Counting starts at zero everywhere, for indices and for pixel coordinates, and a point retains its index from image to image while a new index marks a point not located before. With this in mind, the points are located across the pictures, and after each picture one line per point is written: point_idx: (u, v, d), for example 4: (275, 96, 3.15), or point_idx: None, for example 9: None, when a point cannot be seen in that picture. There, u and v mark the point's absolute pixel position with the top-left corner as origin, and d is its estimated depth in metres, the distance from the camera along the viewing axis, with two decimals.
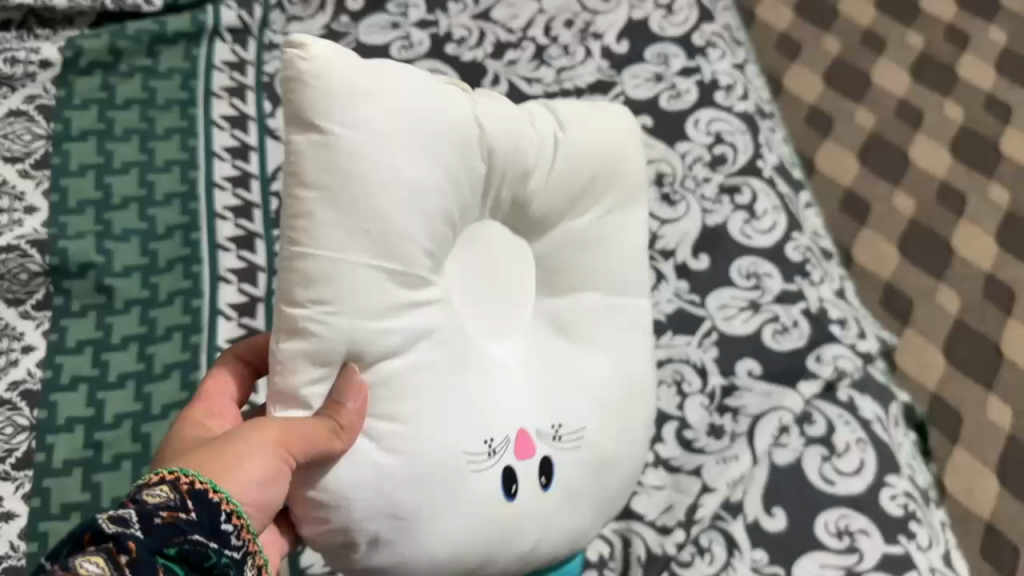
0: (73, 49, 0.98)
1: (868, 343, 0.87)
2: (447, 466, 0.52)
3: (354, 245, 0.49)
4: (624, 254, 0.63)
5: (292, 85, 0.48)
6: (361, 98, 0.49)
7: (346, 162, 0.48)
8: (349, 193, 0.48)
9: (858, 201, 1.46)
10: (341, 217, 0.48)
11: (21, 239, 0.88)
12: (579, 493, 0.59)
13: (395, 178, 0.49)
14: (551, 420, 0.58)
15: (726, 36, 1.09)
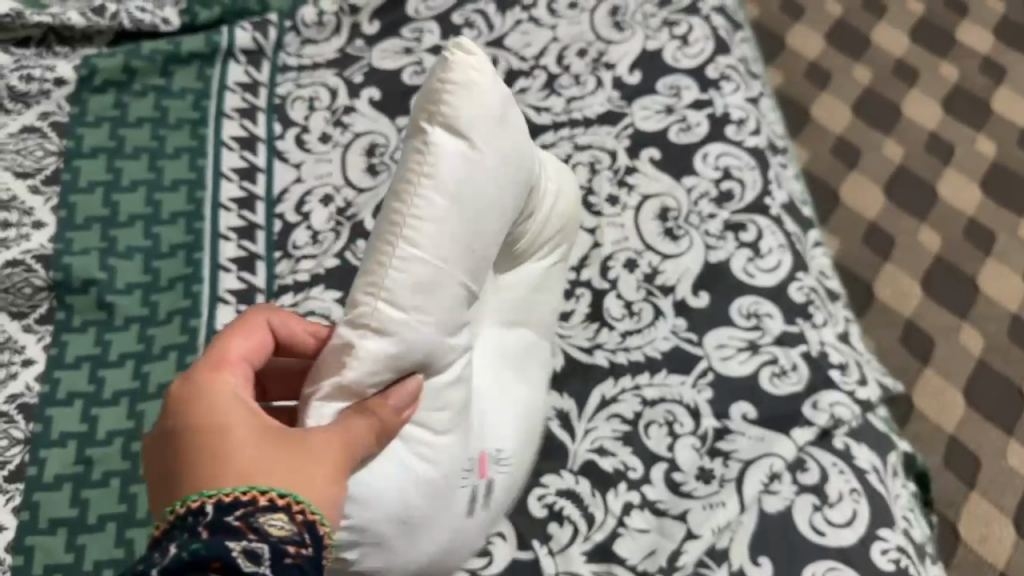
0: (88, 67, 1.00)
1: (869, 390, 0.85)
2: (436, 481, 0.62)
3: (455, 260, 0.58)
4: (555, 303, 0.80)
5: (441, 108, 0.59)
6: (489, 138, 0.61)
7: (472, 193, 0.59)
8: (468, 216, 0.58)
9: (881, 234, 1.43)
10: (457, 234, 0.58)
11: (27, 254, 0.90)
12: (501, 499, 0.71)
13: (488, 214, 0.61)
14: (497, 445, 0.70)
15: (741, 69, 1.08)
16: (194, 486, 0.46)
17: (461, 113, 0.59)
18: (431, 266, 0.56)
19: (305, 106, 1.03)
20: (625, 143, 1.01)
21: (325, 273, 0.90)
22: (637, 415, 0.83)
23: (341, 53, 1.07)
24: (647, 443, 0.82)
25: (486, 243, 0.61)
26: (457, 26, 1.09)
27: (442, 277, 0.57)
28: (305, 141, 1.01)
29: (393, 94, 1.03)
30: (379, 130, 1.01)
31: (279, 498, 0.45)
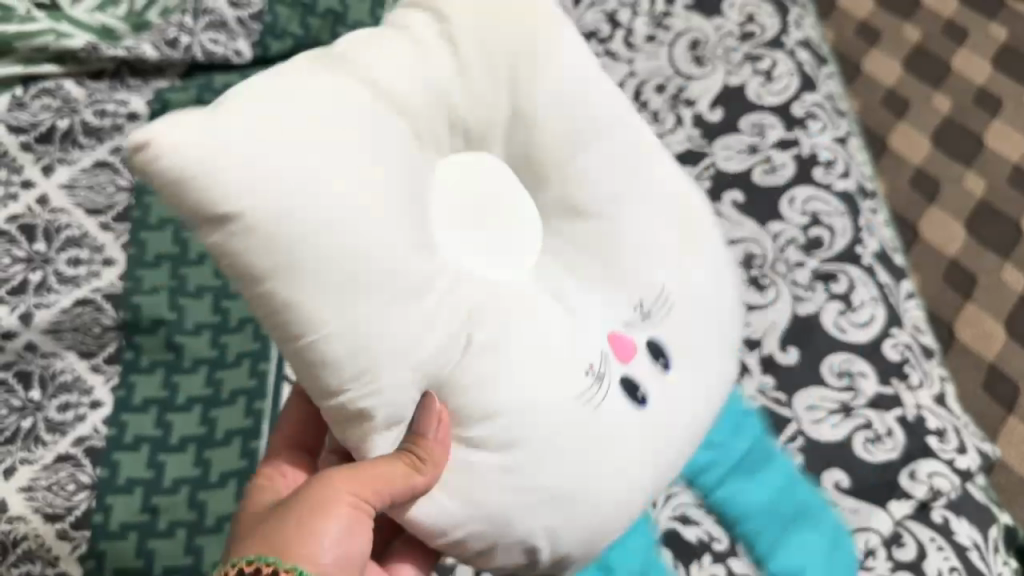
0: (161, 102, 0.99)
1: (968, 459, 0.80)
2: (573, 416, 0.53)
3: (355, 300, 0.47)
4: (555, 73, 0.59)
5: (172, 188, 0.43)
6: (251, 158, 0.44)
7: (276, 246, 0.45)
8: (325, 270, 0.46)
9: (963, 273, 1.36)
10: (330, 288, 0.46)
11: (98, 292, 0.89)
12: (686, 373, 0.61)
13: (358, 226, 0.47)
14: (636, 302, 0.60)
15: (828, 106, 1.03)
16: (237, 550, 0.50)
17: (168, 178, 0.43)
18: (334, 334, 0.47)
19: None
20: (706, 184, 0.97)
21: None
22: None
23: None
24: None
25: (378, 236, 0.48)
26: None
27: (360, 321, 0.47)
28: None
29: None
30: None
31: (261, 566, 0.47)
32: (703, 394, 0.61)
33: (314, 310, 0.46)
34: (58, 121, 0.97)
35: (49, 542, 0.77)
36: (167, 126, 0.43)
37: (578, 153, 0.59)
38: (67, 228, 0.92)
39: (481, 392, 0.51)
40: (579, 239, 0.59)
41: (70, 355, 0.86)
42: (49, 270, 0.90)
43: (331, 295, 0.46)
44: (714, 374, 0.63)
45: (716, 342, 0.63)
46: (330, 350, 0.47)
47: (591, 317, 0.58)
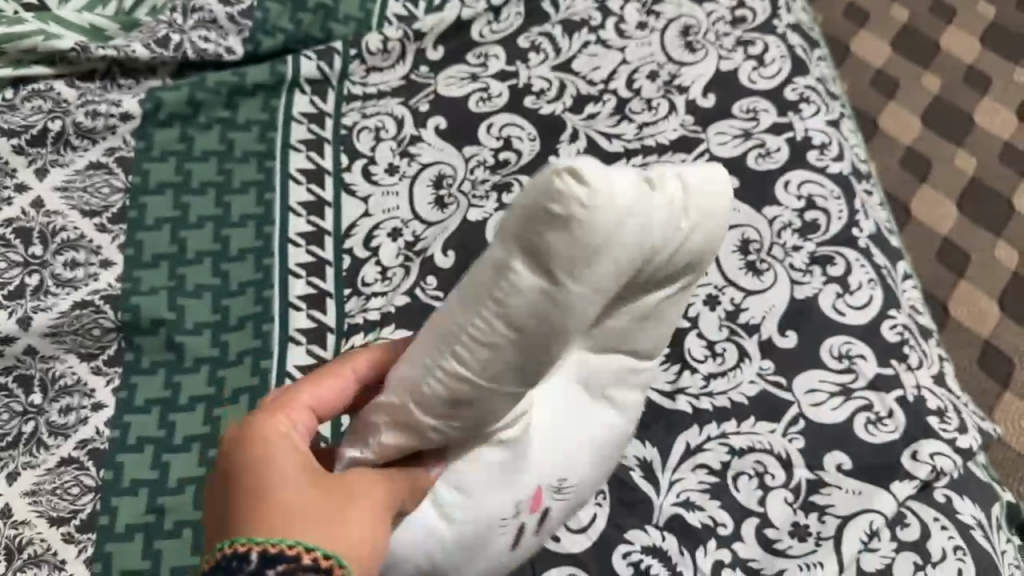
0: (153, 101, 0.99)
1: (970, 438, 0.81)
2: (478, 538, 0.55)
3: (502, 378, 0.46)
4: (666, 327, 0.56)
5: (546, 224, 0.41)
6: (602, 253, 0.42)
7: (546, 309, 0.43)
8: (541, 345, 0.44)
9: (955, 250, 1.36)
10: (524, 362, 0.45)
11: (95, 294, 0.88)
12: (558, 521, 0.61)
13: (558, 342, 0.45)
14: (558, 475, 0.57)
15: (820, 89, 1.03)
16: (244, 526, 0.44)
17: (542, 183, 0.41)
18: (496, 388, 0.46)
19: (371, 136, 1.00)
20: None
21: (395, 312, 0.88)
22: (725, 465, 0.80)
23: (405, 81, 1.04)
24: (736, 497, 0.78)
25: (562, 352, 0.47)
26: (524, 49, 1.06)
27: (485, 396, 0.47)
28: (372, 173, 0.98)
29: (460, 124, 1.01)
30: (446, 160, 0.99)
31: (324, 561, 0.44)
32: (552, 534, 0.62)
33: (485, 354, 0.44)
34: (50, 123, 0.96)
35: (55, 545, 0.77)
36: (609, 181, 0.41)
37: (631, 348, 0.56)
38: (62, 231, 0.91)
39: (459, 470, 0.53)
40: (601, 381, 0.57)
41: (70, 357, 0.86)
42: (45, 273, 0.89)
43: (508, 361, 0.45)
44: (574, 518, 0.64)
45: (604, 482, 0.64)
46: (466, 385, 0.46)
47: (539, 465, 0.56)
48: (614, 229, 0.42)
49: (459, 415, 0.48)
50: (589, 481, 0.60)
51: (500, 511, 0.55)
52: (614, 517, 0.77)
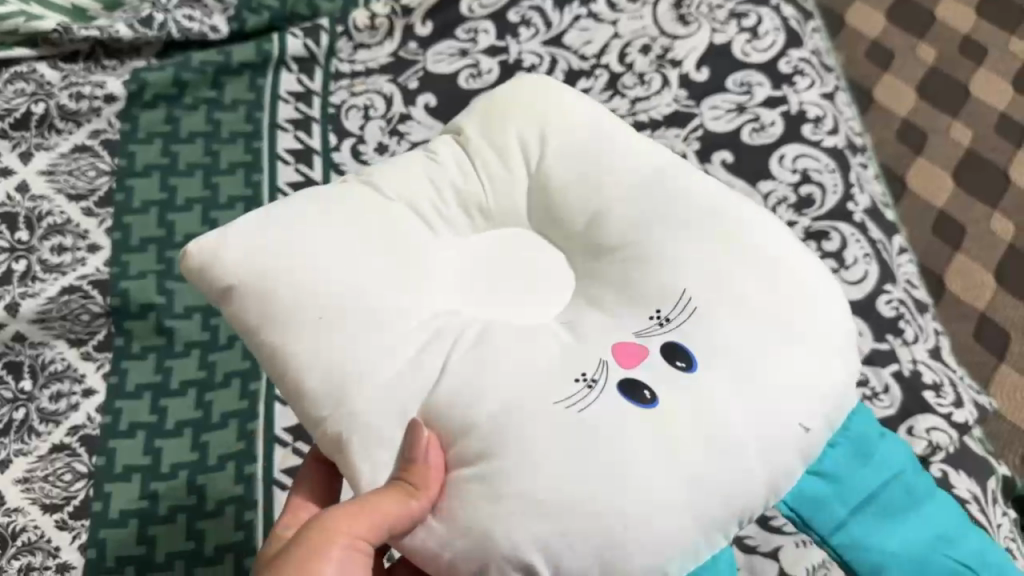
0: (138, 82, 0.97)
1: (966, 412, 0.80)
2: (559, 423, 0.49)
3: (319, 338, 0.53)
4: (587, 163, 0.61)
5: (206, 278, 0.56)
6: (246, 247, 0.56)
7: (258, 299, 0.55)
8: (292, 304, 0.54)
9: (950, 222, 1.36)
10: (300, 319, 0.53)
11: (83, 279, 0.88)
12: (730, 395, 0.50)
13: (330, 275, 0.54)
14: (650, 311, 0.54)
15: (815, 62, 1.02)
16: None
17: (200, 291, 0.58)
18: (304, 360, 0.53)
19: (360, 115, 0.99)
20: (695, 146, 0.96)
21: None
22: None
23: (394, 58, 1.03)
24: None
25: (343, 281, 0.54)
26: (514, 24, 1.04)
27: (336, 363, 0.52)
28: (362, 152, 0.97)
29: (450, 101, 1.00)
30: (436, 139, 0.97)
31: None
32: (764, 434, 0.50)
33: (276, 339, 0.54)
34: (34, 106, 0.95)
35: (49, 532, 0.77)
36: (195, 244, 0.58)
37: (583, 206, 0.59)
38: (49, 215, 0.90)
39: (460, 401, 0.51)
40: (609, 273, 0.57)
41: (59, 343, 0.85)
42: (33, 259, 0.88)
43: (290, 325, 0.54)
44: (789, 402, 0.52)
45: (796, 342, 0.53)
46: (309, 378, 0.53)
47: (588, 337, 0.53)
48: (236, 239, 0.56)
49: (346, 392, 0.52)
50: (720, 332, 0.53)
51: (557, 387, 0.50)
52: None
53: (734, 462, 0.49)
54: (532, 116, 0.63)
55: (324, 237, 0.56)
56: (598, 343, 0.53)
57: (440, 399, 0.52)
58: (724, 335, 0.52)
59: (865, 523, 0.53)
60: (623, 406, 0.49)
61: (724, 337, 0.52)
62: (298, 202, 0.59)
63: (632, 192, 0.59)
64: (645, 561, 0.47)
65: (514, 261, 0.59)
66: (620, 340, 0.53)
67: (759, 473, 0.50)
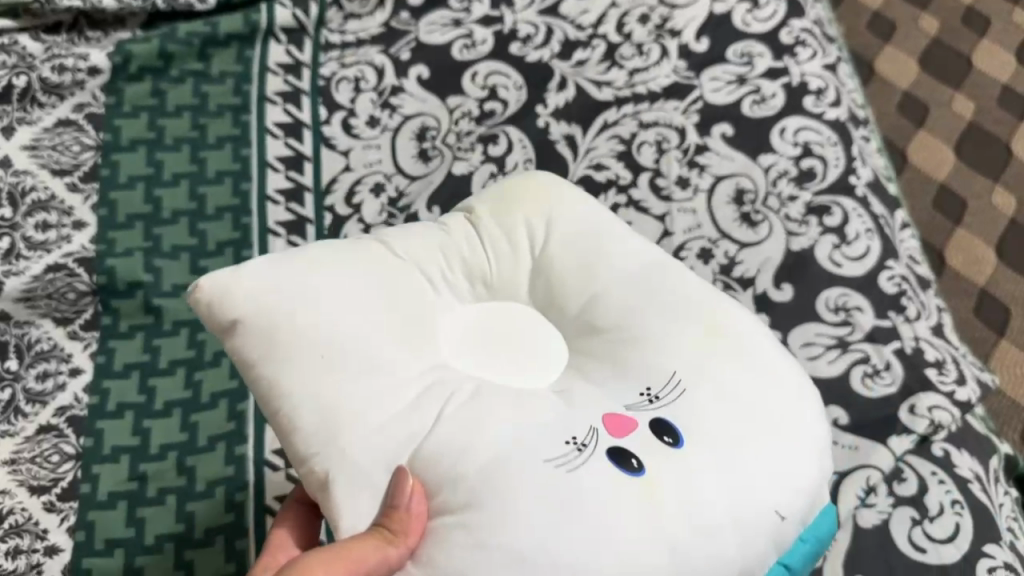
0: (122, 54, 0.95)
1: (969, 389, 0.78)
2: (546, 481, 0.47)
3: (316, 377, 0.51)
4: (591, 243, 0.61)
5: (207, 309, 0.54)
6: (255, 278, 0.54)
7: (259, 333, 0.53)
8: (293, 342, 0.52)
9: (952, 196, 1.34)
10: (299, 361, 0.52)
11: (69, 257, 0.86)
12: (711, 471, 0.49)
13: (334, 322, 0.53)
14: (640, 387, 0.53)
15: (817, 33, 1.00)
16: None
17: (203, 320, 0.55)
18: (298, 402, 0.51)
19: (350, 87, 0.97)
20: (695, 119, 0.94)
21: None
22: None
23: (385, 28, 1.01)
24: None
25: (349, 330, 0.53)
26: None
27: (330, 401, 0.51)
28: (353, 126, 0.94)
29: (443, 73, 0.97)
30: (429, 112, 0.95)
31: None
32: (740, 516, 0.49)
33: (271, 377, 0.52)
34: (15, 79, 0.92)
35: (36, 515, 0.75)
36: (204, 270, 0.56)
37: (579, 285, 0.59)
38: (32, 191, 0.88)
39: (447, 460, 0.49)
40: (601, 349, 0.56)
41: (45, 323, 0.83)
42: (17, 236, 0.86)
43: (287, 365, 0.52)
44: (779, 480, 0.51)
45: (786, 430, 0.52)
46: (303, 417, 0.51)
47: (580, 404, 0.52)
48: (246, 269, 0.55)
49: (338, 436, 0.50)
50: (716, 403, 0.52)
51: (551, 447, 0.49)
52: None
53: (720, 532, 0.48)
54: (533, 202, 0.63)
55: (333, 284, 0.55)
56: (591, 412, 0.52)
57: (425, 455, 0.50)
58: (708, 416, 0.51)
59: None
60: (613, 471, 0.48)
61: (723, 410, 0.52)
62: (311, 247, 0.58)
63: (625, 278, 0.59)
64: None
65: (516, 330, 0.57)
66: (610, 411, 0.52)
67: (735, 556, 0.48)
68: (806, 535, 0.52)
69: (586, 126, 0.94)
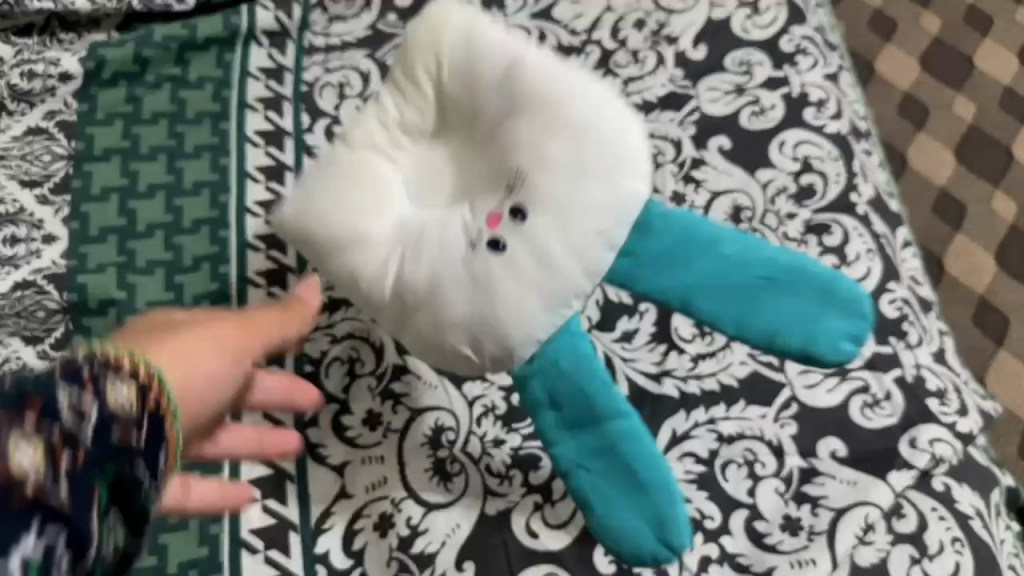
0: (95, 60, 0.91)
1: (970, 421, 0.75)
2: (458, 253, 0.63)
3: (354, 253, 0.66)
4: (483, 67, 0.67)
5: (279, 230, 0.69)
6: (293, 210, 0.68)
7: (305, 245, 0.68)
8: (328, 240, 0.67)
9: (951, 202, 1.30)
10: (339, 250, 0.66)
11: (39, 274, 0.82)
12: (553, 231, 0.62)
13: (337, 208, 0.66)
14: (505, 186, 0.64)
15: (819, 39, 0.96)
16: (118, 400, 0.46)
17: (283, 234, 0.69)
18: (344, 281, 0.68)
19: (334, 93, 0.92)
20: (691, 131, 0.90)
21: None
22: (713, 454, 0.74)
23: (372, 30, 0.96)
24: (724, 486, 0.73)
25: (346, 211, 0.66)
26: None
27: (370, 277, 0.66)
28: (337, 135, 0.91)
29: None
30: None
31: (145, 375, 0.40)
32: (572, 243, 0.62)
33: (332, 269, 0.67)
34: None
35: None
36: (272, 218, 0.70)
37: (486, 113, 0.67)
38: (1, 203, 0.85)
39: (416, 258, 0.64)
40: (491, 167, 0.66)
41: (14, 341, 0.80)
42: None
43: (325, 256, 0.67)
44: (601, 207, 0.62)
45: (610, 164, 0.63)
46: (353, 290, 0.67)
47: (479, 208, 0.65)
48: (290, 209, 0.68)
49: (379, 284, 0.65)
50: (548, 186, 0.62)
51: (449, 228, 0.64)
52: None
53: (570, 257, 0.62)
54: (433, 53, 0.69)
55: (327, 182, 0.68)
56: (479, 214, 0.64)
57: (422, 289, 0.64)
58: (547, 179, 0.62)
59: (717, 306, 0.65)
60: (489, 255, 0.62)
61: (556, 180, 0.62)
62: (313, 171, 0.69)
63: (497, 85, 0.67)
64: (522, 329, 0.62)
65: (463, 154, 0.69)
66: (490, 212, 0.64)
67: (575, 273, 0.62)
68: (646, 231, 0.66)
69: None
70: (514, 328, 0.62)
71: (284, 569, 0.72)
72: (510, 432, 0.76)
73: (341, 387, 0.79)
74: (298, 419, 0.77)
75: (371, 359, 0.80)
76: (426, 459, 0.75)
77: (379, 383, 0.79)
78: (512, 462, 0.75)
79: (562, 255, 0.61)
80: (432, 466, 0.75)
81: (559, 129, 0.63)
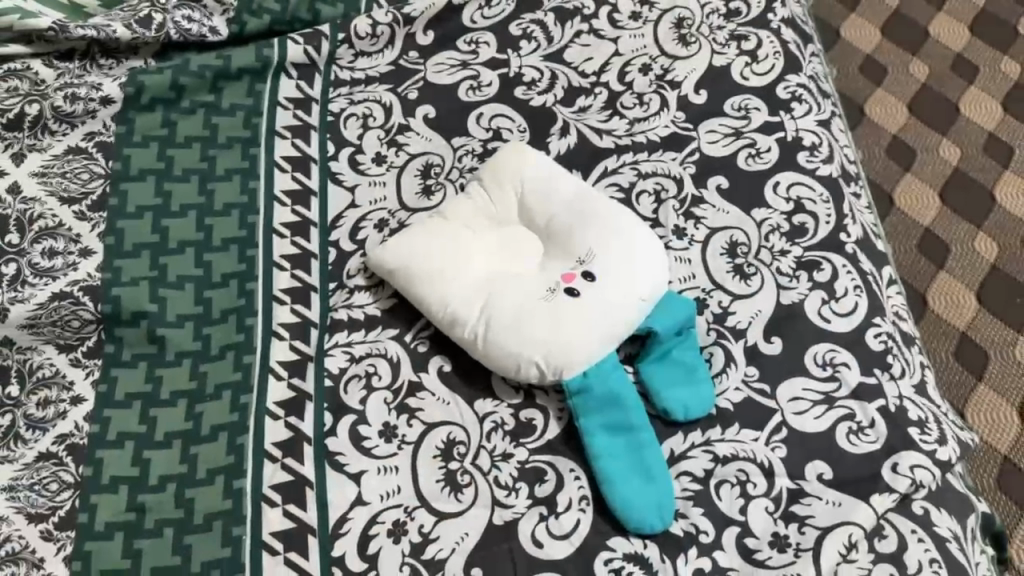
0: (134, 86, 0.97)
1: (949, 449, 0.81)
2: (539, 297, 0.83)
3: (450, 287, 0.84)
4: (559, 194, 0.89)
5: (372, 264, 0.88)
6: (397, 248, 0.87)
7: (406, 272, 0.86)
8: (425, 272, 0.85)
9: (935, 241, 1.36)
10: (434, 284, 0.85)
11: (74, 285, 0.87)
12: (601, 296, 0.82)
13: (440, 257, 0.86)
14: (576, 258, 0.84)
15: (813, 88, 1.02)
16: None
17: (375, 270, 0.89)
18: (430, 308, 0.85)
19: (358, 124, 0.99)
20: (691, 170, 0.96)
21: (381, 315, 0.88)
22: (708, 473, 0.79)
23: (394, 66, 1.04)
24: (718, 504, 0.78)
25: (452, 260, 0.86)
26: (516, 37, 1.04)
27: (458, 309, 0.83)
28: (360, 163, 0.97)
29: (449, 113, 1.00)
30: (435, 151, 0.98)
31: None
32: (614, 308, 0.81)
33: (417, 294, 0.85)
34: (28, 107, 0.94)
35: (34, 543, 0.76)
36: (373, 250, 0.88)
37: (561, 215, 0.87)
38: (40, 218, 0.89)
39: (500, 301, 0.83)
40: (560, 253, 0.86)
41: (48, 349, 0.85)
42: (23, 262, 0.87)
43: (424, 279, 0.85)
44: (641, 292, 0.82)
45: (644, 261, 0.84)
46: (434, 315, 0.85)
47: (548, 278, 0.84)
48: (395, 249, 0.87)
49: (459, 320, 0.83)
50: (601, 262, 0.83)
51: (543, 284, 0.84)
52: (597, 524, 0.77)
53: (616, 315, 0.81)
54: (513, 175, 0.91)
55: (432, 239, 0.87)
56: (553, 274, 0.84)
57: (504, 330, 0.81)
58: (603, 263, 0.83)
59: (688, 376, 0.82)
60: (566, 298, 0.82)
61: (610, 261, 0.84)
62: (420, 223, 0.89)
63: (566, 201, 0.88)
64: (581, 357, 0.80)
65: (529, 254, 0.88)
66: (565, 271, 0.84)
67: (618, 326, 0.81)
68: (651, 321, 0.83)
69: (585, 173, 0.96)
70: (579, 355, 0.80)
71: (302, 570, 0.75)
72: (517, 447, 0.81)
73: (358, 400, 0.83)
74: (318, 429, 0.82)
75: (388, 373, 0.85)
76: (437, 470, 0.80)
77: (395, 397, 0.83)
78: (519, 475, 0.80)
79: (615, 308, 0.81)
80: (444, 477, 0.80)
81: (606, 230, 0.85)
